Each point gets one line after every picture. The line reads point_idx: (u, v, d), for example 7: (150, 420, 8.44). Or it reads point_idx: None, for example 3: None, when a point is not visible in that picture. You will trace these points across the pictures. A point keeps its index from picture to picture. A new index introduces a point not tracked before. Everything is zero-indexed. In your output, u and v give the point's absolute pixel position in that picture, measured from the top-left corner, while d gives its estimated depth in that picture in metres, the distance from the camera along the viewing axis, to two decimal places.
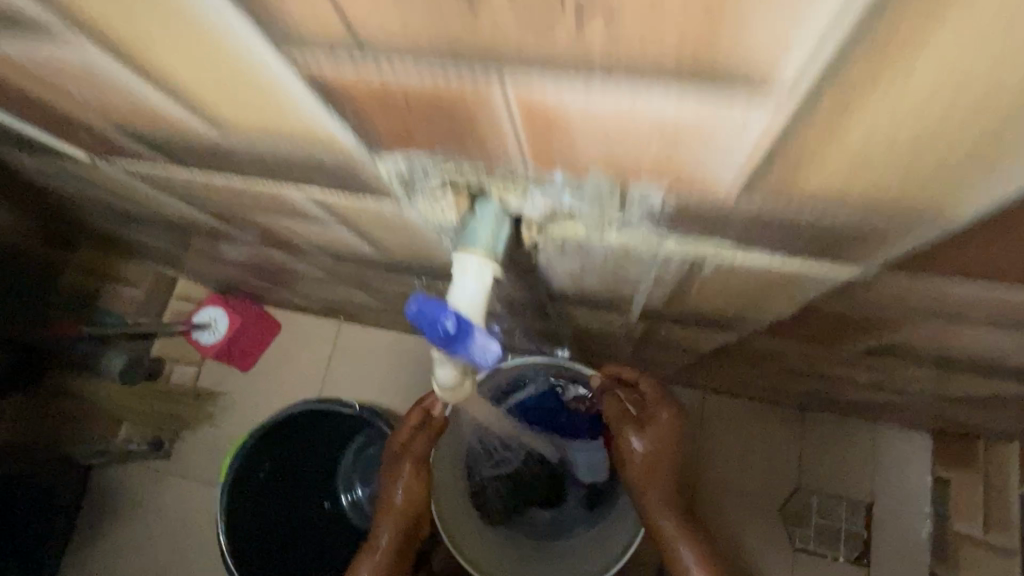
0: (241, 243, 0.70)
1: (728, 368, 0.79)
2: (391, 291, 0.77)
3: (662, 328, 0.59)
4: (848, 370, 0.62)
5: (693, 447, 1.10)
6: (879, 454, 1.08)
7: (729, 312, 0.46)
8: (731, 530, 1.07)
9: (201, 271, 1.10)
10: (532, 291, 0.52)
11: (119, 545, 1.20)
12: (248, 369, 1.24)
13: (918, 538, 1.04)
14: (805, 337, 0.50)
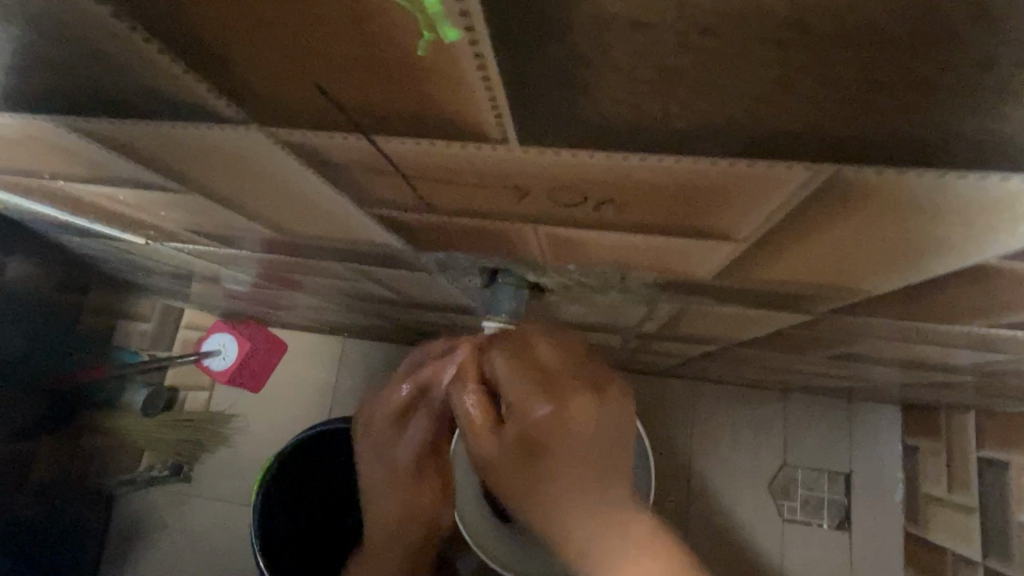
0: (260, 286, 0.75)
1: (713, 366, 0.86)
2: (401, 317, 0.83)
3: (653, 343, 0.66)
4: (816, 367, 0.70)
5: (686, 434, 1.19)
6: (856, 428, 1.18)
7: (713, 334, 0.53)
8: (725, 506, 1.16)
9: (208, 302, 1.15)
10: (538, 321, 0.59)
11: (150, 564, 1.26)
12: (259, 390, 1.29)
13: (892, 502, 1.15)
14: (776, 348, 0.58)
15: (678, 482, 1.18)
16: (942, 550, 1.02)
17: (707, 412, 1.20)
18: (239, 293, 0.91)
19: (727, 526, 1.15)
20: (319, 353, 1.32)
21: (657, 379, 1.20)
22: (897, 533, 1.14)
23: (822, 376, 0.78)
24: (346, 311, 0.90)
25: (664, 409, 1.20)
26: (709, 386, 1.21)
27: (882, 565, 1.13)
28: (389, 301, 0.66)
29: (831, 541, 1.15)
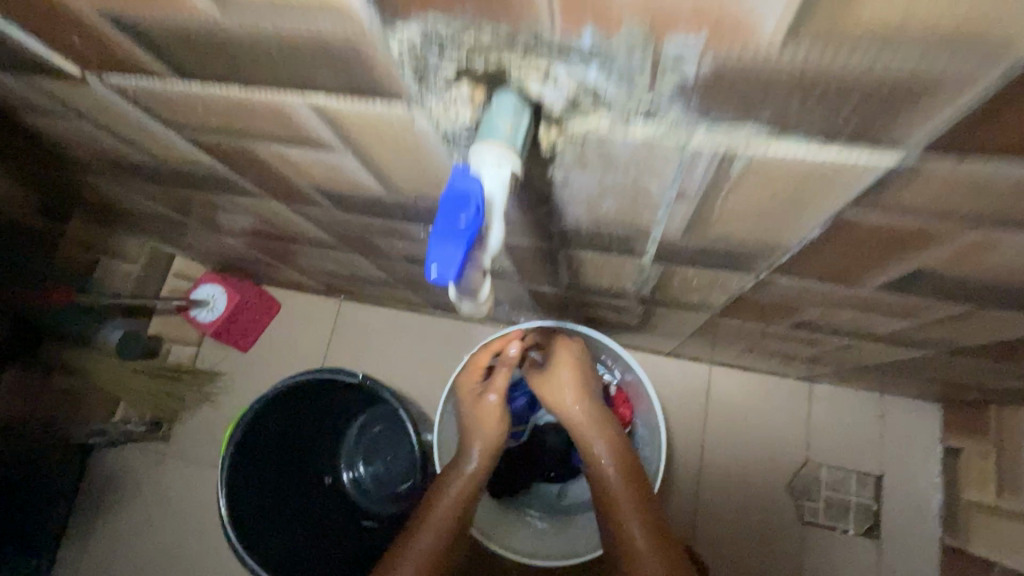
0: (252, 208, 0.70)
1: (737, 330, 0.78)
2: (397, 254, 0.76)
3: (675, 277, 0.58)
4: (863, 321, 0.60)
5: (700, 420, 1.13)
6: (888, 427, 1.08)
7: (749, 246, 0.45)
8: (735, 500, 1.09)
9: (200, 246, 1.09)
10: (544, 232, 0.52)
11: (126, 525, 1.21)
12: (249, 349, 1.27)
13: (925, 509, 1.04)
14: (821, 278, 0.49)
15: (689, 472, 1.11)
16: (986, 564, 0.90)
17: (724, 398, 1.13)
18: (233, 227, 0.86)
19: (738, 521, 1.08)
20: (316, 314, 1.29)
21: (671, 358, 1.15)
22: (930, 546, 1.03)
23: (864, 342, 0.69)
24: (344, 252, 0.85)
25: (678, 392, 1.14)
26: (729, 370, 1.14)
27: None
28: (380, 217, 0.60)
29: (852, 548, 1.05)
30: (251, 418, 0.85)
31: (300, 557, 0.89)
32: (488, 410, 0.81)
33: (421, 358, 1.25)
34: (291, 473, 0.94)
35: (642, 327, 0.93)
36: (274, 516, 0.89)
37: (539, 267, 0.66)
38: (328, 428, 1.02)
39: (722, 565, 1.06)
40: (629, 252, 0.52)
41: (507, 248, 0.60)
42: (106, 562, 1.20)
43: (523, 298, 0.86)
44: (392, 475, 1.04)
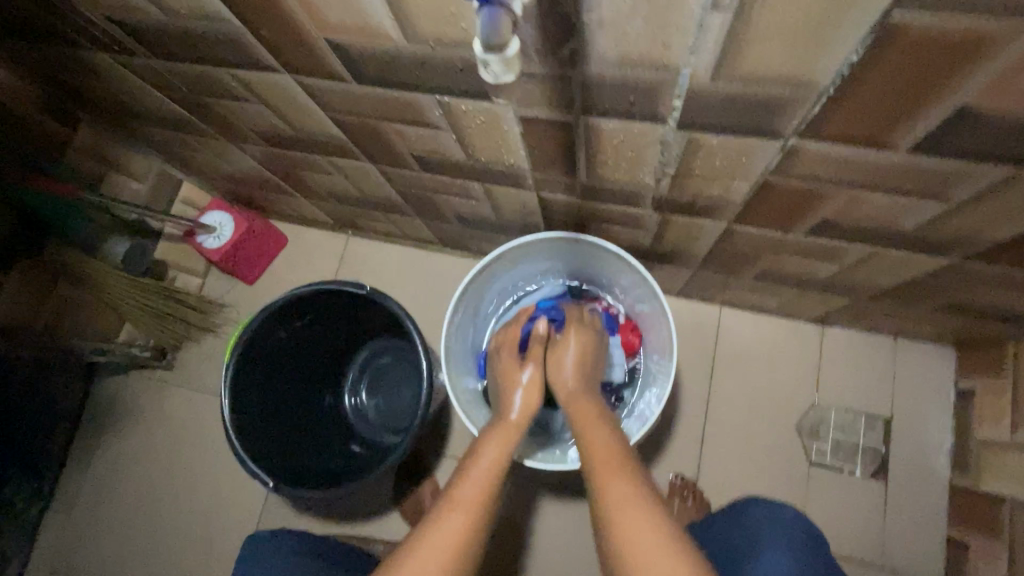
0: (262, 92, 0.68)
1: (753, 245, 0.76)
2: (410, 153, 0.75)
3: (697, 157, 0.56)
4: (890, 213, 0.58)
5: (709, 361, 1.11)
6: (900, 370, 1.06)
7: (780, 89, 0.43)
8: (741, 440, 1.08)
9: (208, 166, 1.08)
10: (566, 92, 0.50)
11: (129, 450, 1.22)
12: (254, 282, 1.26)
13: (935, 452, 1.02)
14: (851, 139, 0.47)
15: (695, 412, 1.09)
16: (999, 500, 0.88)
17: (733, 339, 1.12)
18: (241, 131, 0.85)
19: (743, 460, 1.07)
20: (323, 249, 1.27)
21: (681, 298, 1.13)
22: (940, 489, 1.01)
23: (887, 249, 0.67)
24: (353, 159, 0.83)
25: (686, 332, 1.13)
26: (740, 311, 1.12)
27: (919, 524, 1.00)
28: (394, 88, 0.58)
29: (859, 490, 1.03)
30: (256, 326, 0.85)
31: (301, 466, 0.89)
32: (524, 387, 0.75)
33: (428, 296, 1.24)
34: (292, 386, 0.95)
35: (654, 252, 0.91)
36: (275, 425, 0.90)
37: (555, 158, 0.64)
38: (334, 349, 1.01)
39: (725, 504, 1.05)
40: (651, 115, 0.50)
41: (524, 125, 0.58)
42: (108, 484, 1.21)
43: (535, 212, 0.85)
44: (393, 404, 1.06)
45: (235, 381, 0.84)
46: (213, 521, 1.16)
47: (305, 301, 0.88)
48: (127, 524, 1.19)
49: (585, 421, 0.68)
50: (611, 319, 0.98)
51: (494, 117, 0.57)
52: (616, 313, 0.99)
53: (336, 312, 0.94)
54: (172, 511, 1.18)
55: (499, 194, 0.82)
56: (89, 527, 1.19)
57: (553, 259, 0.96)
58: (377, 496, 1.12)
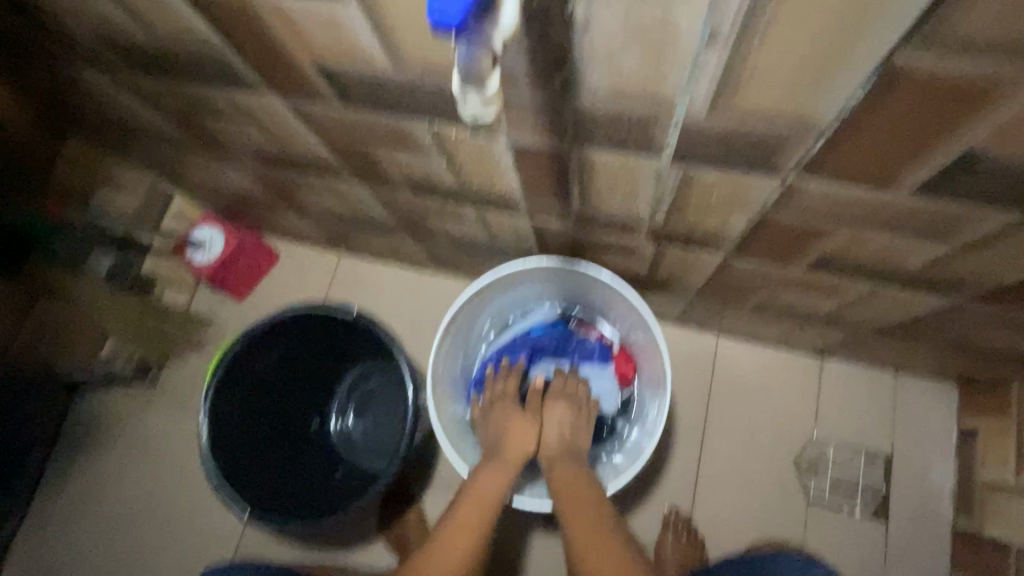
0: (251, 112, 0.67)
1: (751, 279, 0.74)
2: (401, 177, 0.73)
3: (694, 190, 0.54)
4: (892, 252, 0.56)
5: (705, 392, 1.09)
6: (900, 405, 1.04)
7: (779, 127, 0.42)
8: (738, 475, 1.04)
9: (198, 182, 1.06)
10: (558, 123, 0.49)
11: (107, 469, 1.18)
12: (242, 299, 1.23)
13: (938, 493, 0.99)
14: (854, 178, 0.45)
15: (691, 444, 1.06)
16: (1004, 547, 0.85)
17: (731, 370, 1.09)
18: (232, 149, 0.83)
19: (739, 496, 1.03)
20: (314, 267, 1.25)
21: (677, 326, 1.11)
22: (943, 531, 0.97)
23: (888, 287, 0.65)
24: (344, 180, 0.81)
25: (682, 361, 1.10)
26: (738, 341, 1.10)
27: (922, 568, 0.97)
28: (383, 113, 0.56)
29: (859, 530, 0.99)
30: (242, 348, 0.83)
31: (281, 497, 0.85)
32: (519, 431, 0.85)
33: (419, 317, 1.21)
34: (276, 412, 0.92)
35: (650, 281, 0.89)
36: (256, 451, 0.87)
37: (548, 187, 0.62)
38: (322, 371, 0.99)
39: (721, 541, 1.01)
40: (646, 147, 0.48)
41: (516, 154, 0.56)
42: (83, 505, 1.17)
43: (529, 237, 0.83)
44: (381, 430, 1.02)
45: (217, 403, 0.82)
46: (191, 546, 1.12)
47: (293, 323, 0.86)
48: (102, 546, 1.15)
49: (566, 479, 0.79)
50: (605, 347, 0.95)
51: (484, 144, 0.56)
52: (610, 340, 0.96)
53: (322, 333, 0.92)
54: (148, 535, 1.14)
55: (492, 220, 0.80)
56: (60, 549, 1.15)
57: (546, 283, 0.93)
58: (360, 524, 1.09)
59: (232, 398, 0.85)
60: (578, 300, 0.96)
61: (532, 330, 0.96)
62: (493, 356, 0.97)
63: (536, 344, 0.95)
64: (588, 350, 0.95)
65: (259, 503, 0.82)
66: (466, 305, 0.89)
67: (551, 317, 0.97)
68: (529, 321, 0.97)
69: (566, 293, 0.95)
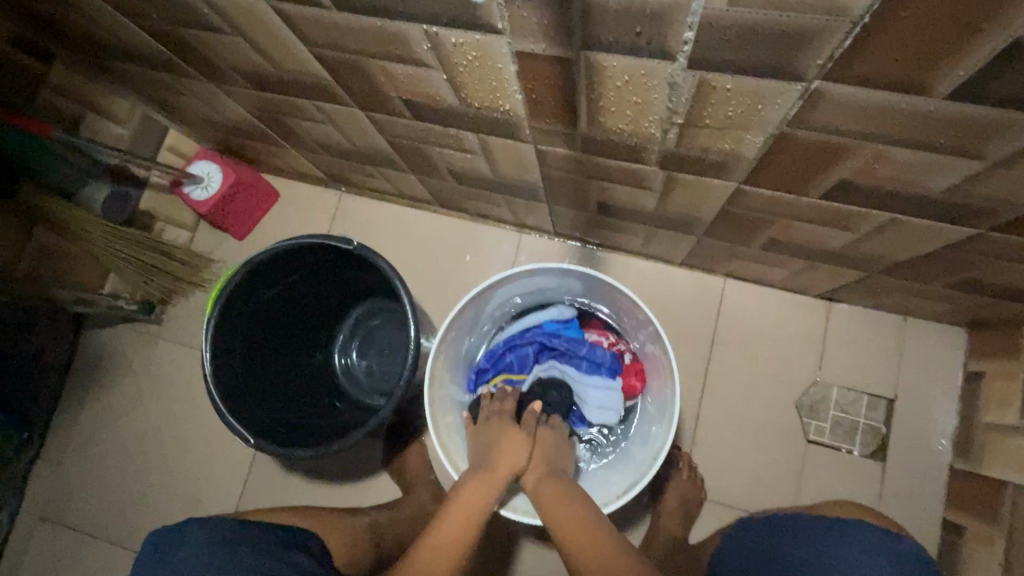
0: (239, 23, 0.63)
1: (762, 211, 0.72)
2: (399, 98, 0.70)
3: (709, 103, 0.50)
4: (915, 174, 0.53)
5: (708, 335, 1.08)
6: (907, 350, 1.02)
7: (805, 17, 0.38)
8: (738, 417, 1.05)
9: (193, 113, 1.02)
10: (564, 19, 0.45)
11: (117, 403, 1.21)
12: (243, 239, 1.22)
13: (938, 436, 0.99)
14: (884, 85, 0.42)
15: (692, 386, 1.07)
16: (1000, 484, 0.86)
17: (736, 313, 1.08)
18: (223, 72, 0.79)
19: (738, 436, 1.04)
20: (315, 206, 1.23)
21: (684, 269, 1.09)
22: (939, 472, 0.98)
23: (907, 216, 0.62)
24: (340, 104, 0.78)
25: (687, 304, 1.09)
26: (744, 284, 1.08)
27: (915, 508, 0.98)
28: (377, 17, 0.53)
29: (856, 470, 1.00)
30: (244, 278, 0.82)
31: (284, 426, 0.86)
32: (508, 444, 0.80)
33: (422, 257, 1.20)
34: (280, 344, 0.93)
35: (657, 217, 0.86)
36: (259, 381, 0.88)
37: (554, 104, 0.59)
38: (327, 306, 0.99)
39: (718, 479, 1.03)
40: (658, 49, 0.45)
41: (519, 62, 0.53)
42: (97, 437, 1.21)
43: (533, 167, 0.80)
44: (386, 367, 1.03)
45: (219, 336, 0.82)
46: (202, 477, 1.16)
47: (296, 255, 0.85)
48: (116, 476, 1.19)
49: (556, 499, 0.75)
50: (615, 359, 0.94)
51: (486, 52, 0.53)
52: (622, 353, 0.95)
53: (326, 265, 0.91)
54: (160, 466, 1.18)
55: (494, 148, 0.77)
56: (77, 478, 1.20)
57: (564, 281, 0.91)
58: (365, 459, 1.11)
59: (236, 327, 0.85)
60: (595, 302, 0.95)
61: (544, 330, 0.95)
62: (499, 348, 0.95)
63: (546, 344, 0.95)
64: (597, 360, 0.94)
65: (260, 430, 0.82)
66: (484, 293, 0.86)
67: (566, 320, 0.96)
68: (542, 320, 0.96)
69: (586, 291, 0.93)
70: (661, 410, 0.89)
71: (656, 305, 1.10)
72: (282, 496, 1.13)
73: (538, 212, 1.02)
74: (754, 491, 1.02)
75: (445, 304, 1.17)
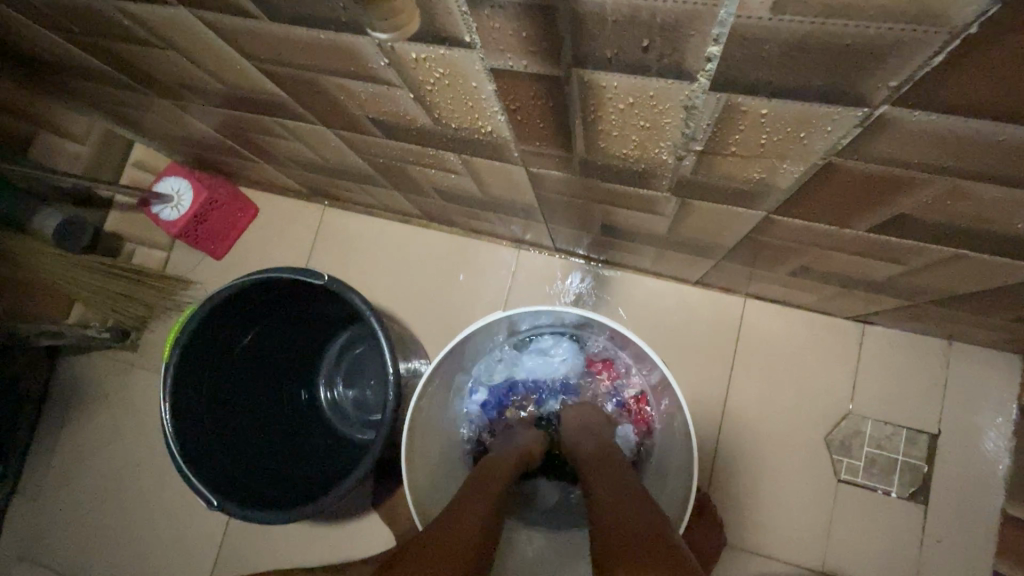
0: (170, 36, 0.53)
1: (794, 239, 0.61)
2: (365, 118, 0.59)
3: (736, 129, 0.40)
4: (1001, 212, 0.42)
5: (727, 361, 0.98)
6: (952, 377, 0.91)
7: (877, 28, 0.27)
8: (761, 453, 0.95)
9: (155, 128, 0.93)
10: (548, 34, 0.35)
11: (93, 434, 1.14)
12: (221, 258, 1.13)
13: (988, 476, 0.89)
14: (980, 113, 0.31)
15: (710, 419, 0.96)
16: None
17: (759, 336, 0.97)
18: (171, 87, 0.70)
19: (761, 474, 0.94)
20: (296, 221, 1.14)
21: (700, 288, 0.99)
22: (988, 516, 0.88)
23: (976, 253, 0.51)
24: (302, 121, 0.68)
25: (704, 327, 0.99)
26: (767, 304, 0.97)
27: (962, 556, 0.88)
28: (318, 29, 0.43)
29: (894, 512, 0.90)
30: (207, 317, 0.73)
31: (253, 477, 0.78)
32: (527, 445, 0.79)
33: (412, 274, 1.10)
34: (258, 380, 0.85)
35: (670, 240, 0.76)
36: (230, 424, 0.80)
37: (544, 127, 0.49)
38: (311, 335, 0.91)
39: (740, 522, 0.93)
40: (672, 68, 0.34)
41: (497, 81, 0.43)
42: (73, 470, 1.14)
43: (526, 188, 0.70)
44: (374, 400, 0.94)
45: (179, 399, 0.74)
46: (184, 514, 1.09)
47: (265, 288, 0.76)
48: (95, 513, 1.12)
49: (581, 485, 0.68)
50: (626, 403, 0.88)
51: (454, 68, 0.42)
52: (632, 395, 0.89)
53: (302, 296, 0.81)
54: (139, 502, 1.11)
55: (480, 169, 0.67)
56: (54, 514, 1.14)
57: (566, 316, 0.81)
58: (355, 496, 1.04)
59: (202, 367, 0.77)
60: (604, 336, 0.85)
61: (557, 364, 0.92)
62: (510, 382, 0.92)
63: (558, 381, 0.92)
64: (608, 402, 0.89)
65: (226, 485, 0.74)
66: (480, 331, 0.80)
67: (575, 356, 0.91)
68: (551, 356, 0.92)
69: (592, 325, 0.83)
70: (675, 460, 0.79)
71: (668, 329, 1.00)
72: (268, 537, 1.05)
73: (536, 229, 0.92)
74: (779, 535, 0.92)
75: (436, 327, 1.08)
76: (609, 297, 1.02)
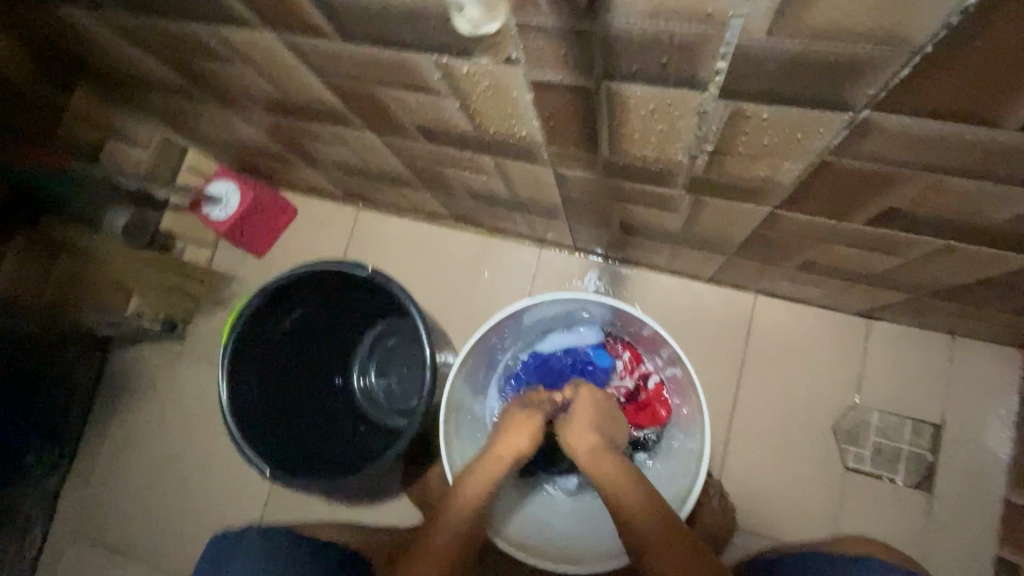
0: (248, 54, 0.62)
1: (798, 234, 0.67)
2: (412, 124, 0.67)
3: (743, 132, 0.46)
4: (978, 205, 0.48)
5: (739, 355, 1.03)
6: (955, 371, 0.96)
7: (856, 47, 0.34)
8: (771, 442, 1.00)
9: (211, 135, 1.02)
10: (584, 52, 0.42)
11: (141, 419, 1.23)
12: (263, 256, 1.21)
13: (990, 465, 0.93)
14: (946, 117, 0.37)
15: (721, 409, 1.02)
16: None
17: (769, 331, 1.03)
18: (235, 97, 0.78)
19: (771, 461, 0.99)
20: (332, 222, 1.22)
21: (713, 285, 1.05)
22: (991, 504, 0.92)
23: (963, 244, 0.57)
24: (353, 128, 0.76)
25: (717, 321, 1.04)
26: (776, 301, 1.03)
27: (965, 542, 0.92)
28: (384, 47, 0.50)
29: (900, 500, 0.94)
30: (260, 304, 0.81)
31: (298, 453, 0.85)
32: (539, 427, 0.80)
33: (440, 271, 1.17)
34: (301, 365, 0.92)
35: (684, 237, 0.82)
36: (277, 405, 0.87)
37: (574, 131, 0.56)
38: (348, 325, 0.98)
39: (750, 507, 0.98)
40: (686, 80, 0.41)
41: (536, 92, 0.50)
42: (123, 453, 1.23)
43: (552, 188, 0.77)
44: (406, 387, 1.01)
45: (235, 380, 0.81)
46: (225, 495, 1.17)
47: (311, 279, 0.83)
48: (142, 493, 1.20)
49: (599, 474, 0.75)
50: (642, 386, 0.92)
51: (500, 81, 0.49)
52: (649, 378, 0.92)
53: (343, 287, 0.89)
54: (183, 483, 1.19)
55: (512, 171, 0.74)
56: (104, 494, 1.22)
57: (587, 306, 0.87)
58: (384, 478, 1.10)
59: (254, 351, 0.85)
60: (623, 325, 0.90)
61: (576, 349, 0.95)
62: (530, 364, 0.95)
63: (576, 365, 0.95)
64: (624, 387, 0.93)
65: (274, 459, 0.81)
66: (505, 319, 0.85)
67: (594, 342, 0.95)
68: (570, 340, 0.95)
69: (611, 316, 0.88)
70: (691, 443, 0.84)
71: (682, 323, 1.05)
72: (303, 517, 1.12)
73: (558, 229, 0.99)
74: (788, 519, 0.97)
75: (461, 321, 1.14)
76: (626, 294, 1.08)
